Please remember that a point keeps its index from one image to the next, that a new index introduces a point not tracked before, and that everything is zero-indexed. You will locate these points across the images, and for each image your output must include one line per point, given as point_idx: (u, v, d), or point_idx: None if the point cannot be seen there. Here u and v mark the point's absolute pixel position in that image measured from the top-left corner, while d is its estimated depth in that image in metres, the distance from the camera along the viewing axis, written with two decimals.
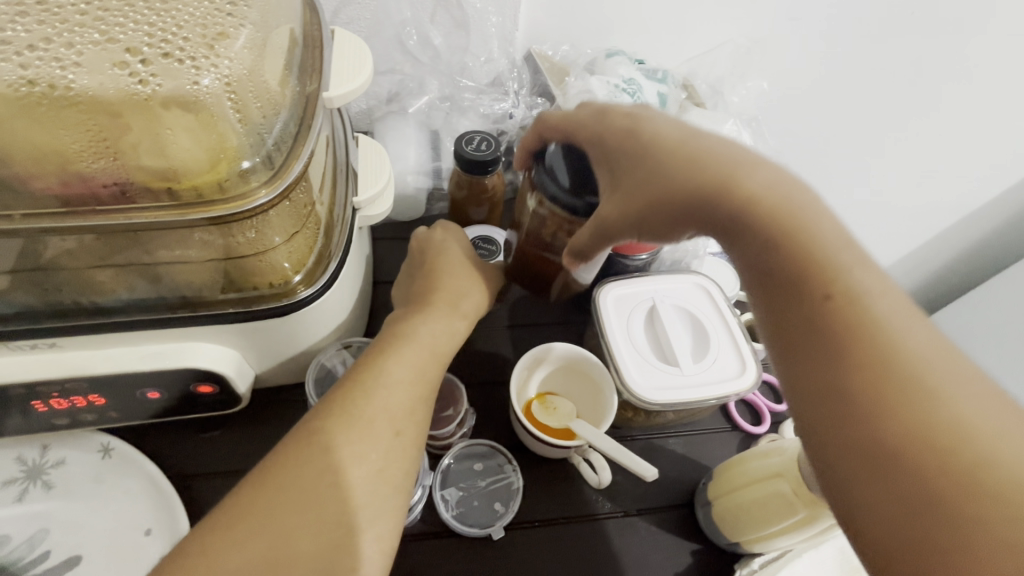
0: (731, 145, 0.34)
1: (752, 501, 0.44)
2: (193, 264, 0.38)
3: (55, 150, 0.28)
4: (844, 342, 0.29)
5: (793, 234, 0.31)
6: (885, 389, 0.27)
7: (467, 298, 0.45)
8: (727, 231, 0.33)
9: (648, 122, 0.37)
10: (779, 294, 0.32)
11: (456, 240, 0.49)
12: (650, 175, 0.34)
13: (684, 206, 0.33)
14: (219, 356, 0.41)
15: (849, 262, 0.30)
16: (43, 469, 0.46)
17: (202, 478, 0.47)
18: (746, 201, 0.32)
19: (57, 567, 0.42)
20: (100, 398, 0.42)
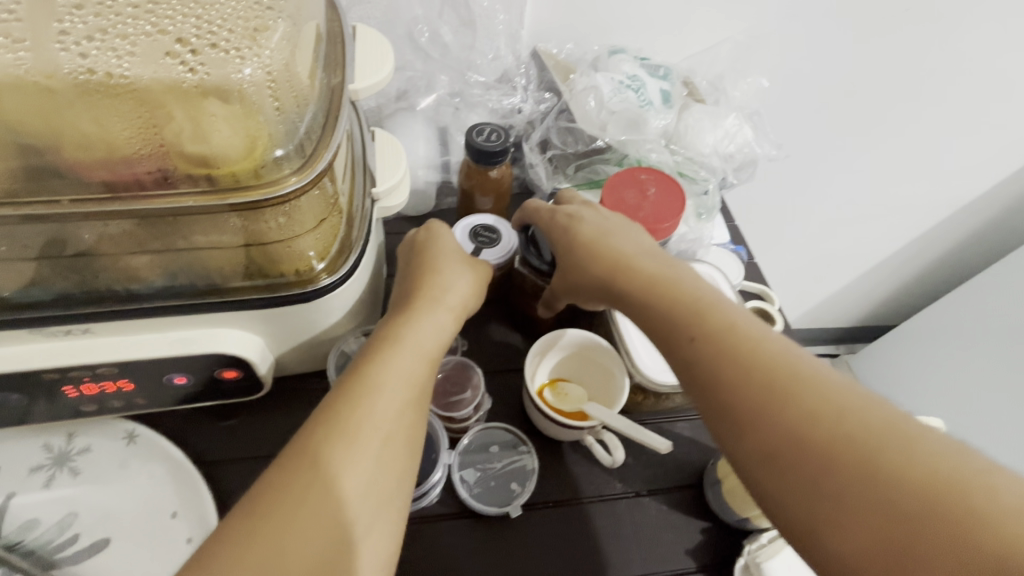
0: (624, 237, 0.45)
1: None
2: (225, 250, 0.39)
3: (105, 138, 0.29)
4: (715, 368, 0.34)
5: (666, 295, 0.39)
6: (756, 400, 0.32)
7: (458, 294, 0.45)
8: (623, 298, 0.41)
9: (576, 221, 0.47)
10: (665, 341, 0.38)
11: (445, 239, 0.49)
12: (573, 261, 0.45)
13: (599, 283, 0.43)
14: (245, 341, 0.43)
15: (707, 305, 0.37)
16: (69, 456, 0.47)
17: (225, 463, 0.48)
18: (630, 277, 0.41)
19: (86, 550, 0.43)
20: (129, 383, 0.43)
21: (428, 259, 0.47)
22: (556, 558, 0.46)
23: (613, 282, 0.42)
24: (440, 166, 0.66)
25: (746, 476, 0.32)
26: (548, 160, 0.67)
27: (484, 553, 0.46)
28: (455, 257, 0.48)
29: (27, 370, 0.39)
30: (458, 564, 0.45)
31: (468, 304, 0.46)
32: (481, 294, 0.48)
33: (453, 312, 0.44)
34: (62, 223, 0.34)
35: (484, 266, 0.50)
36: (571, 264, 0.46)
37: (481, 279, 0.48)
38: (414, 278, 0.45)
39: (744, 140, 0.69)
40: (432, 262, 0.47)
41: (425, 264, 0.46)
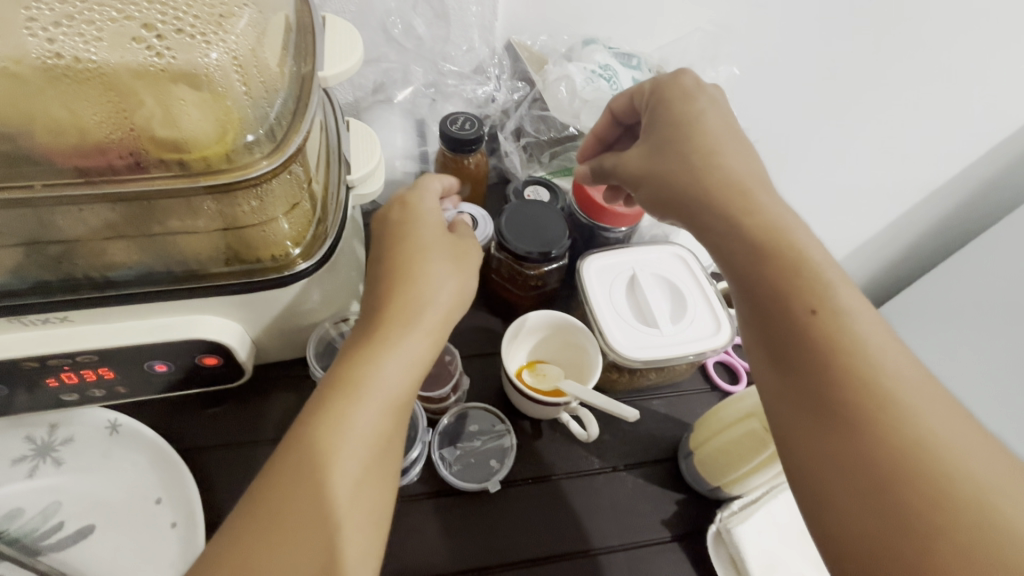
0: (742, 154, 0.40)
1: (729, 443, 0.47)
2: (200, 235, 0.39)
3: (76, 122, 0.30)
4: (825, 356, 0.31)
5: (779, 256, 0.35)
6: (863, 403, 0.29)
7: (450, 298, 0.40)
8: (733, 223, 0.37)
9: (700, 100, 0.42)
10: (770, 308, 0.34)
11: (424, 219, 0.43)
12: (681, 134, 0.41)
13: (694, 174, 0.39)
14: (224, 327, 0.43)
15: (836, 281, 0.33)
16: (51, 447, 0.47)
17: (209, 450, 0.49)
18: (750, 208, 0.37)
19: (71, 537, 0.44)
20: (109, 371, 0.43)
21: (405, 251, 0.41)
22: (536, 532, 0.48)
23: (725, 196, 0.38)
24: (418, 156, 0.67)
25: (815, 474, 0.30)
26: (522, 148, 0.68)
27: (464, 528, 0.47)
28: (444, 250, 0.42)
29: (6, 359, 0.39)
30: (440, 539, 0.46)
31: (463, 302, 0.42)
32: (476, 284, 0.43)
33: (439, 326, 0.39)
34: (38, 209, 0.35)
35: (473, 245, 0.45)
36: (677, 151, 0.40)
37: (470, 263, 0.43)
38: (392, 274, 0.40)
39: None
40: (417, 257, 0.41)
41: (400, 257, 0.40)
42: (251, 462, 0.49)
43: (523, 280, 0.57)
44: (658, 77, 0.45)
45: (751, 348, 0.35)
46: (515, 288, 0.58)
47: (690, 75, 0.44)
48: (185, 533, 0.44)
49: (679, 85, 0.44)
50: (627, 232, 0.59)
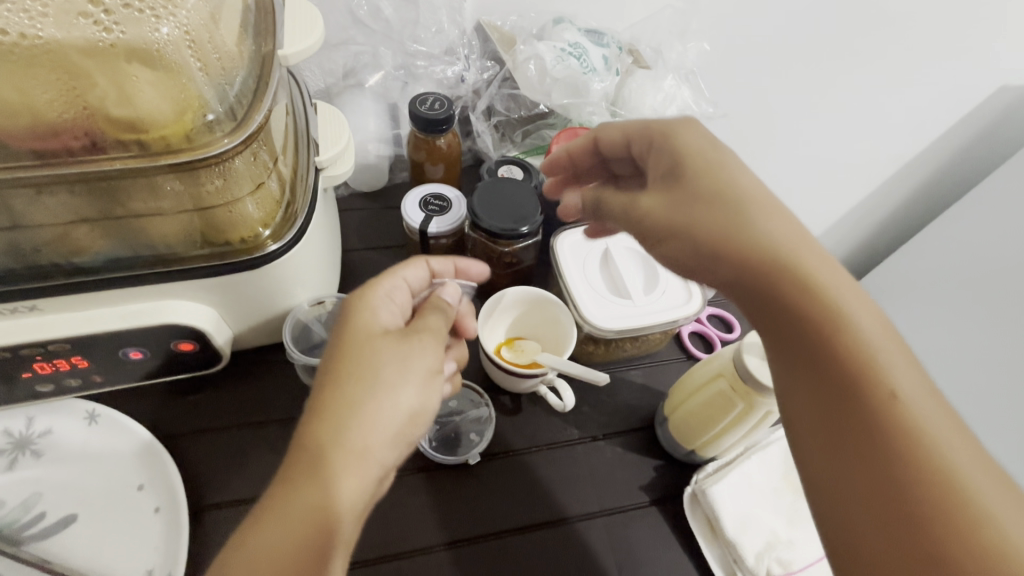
0: (785, 216, 0.32)
1: (700, 405, 0.48)
2: (164, 217, 0.39)
3: (27, 103, 0.30)
4: (887, 443, 0.27)
5: (850, 341, 0.29)
6: (929, 497, 0.26)
7: (394, 416, 0.33)
8: (781, 299, 0.31)
9: (724, 152, 0.35)
10: (824, 386, 0.29)
11: (371, 317, 0.38)
12: (707, 194, 0.33)
13: (732, 243, 0.31)
14: (196, 312, 0.44)
15: (892, 357, 0.29)
16: (30, 440, 0.47)
17: (191, 437, 0.49)
18: (803, 280, 0.30)
19: (53, 526, 0.44)
20: (83, 360, 0.44)
21: (355, 344, 0.35)
22: (517, 502, 0.49)
23: (772, 269, 0.31)
24: (391, 140, 0.68)
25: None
26: (493, 127, 0.68)
27: (446, 502, 0.48)
28: (390, 352, 0.35)
29: None
30: (426, 512, 0.47)
31: (420, 415, 0.35)
32: (433, 396, 0.36)
33: (402, 437, 0.34)
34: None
35: (431, 337, 0.38)
36: (712, 209, 0.32)
37: (420, 369, 0.36)
38: (328, 384, 0.34)
39: (684, 101, 0.71)
40: (359, 364, 0.34)
41: (336, 365, 0.34)
42: (234, 446, 0.49)
43: (498, 259, 0.57)
44: (665, 122, 0.37)
45: (798, 428, 0.31)
46: (492, 266, 0.58)
47: (702, 126, 0.37)
48: (168, 519, 0.45)
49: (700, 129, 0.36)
50: None
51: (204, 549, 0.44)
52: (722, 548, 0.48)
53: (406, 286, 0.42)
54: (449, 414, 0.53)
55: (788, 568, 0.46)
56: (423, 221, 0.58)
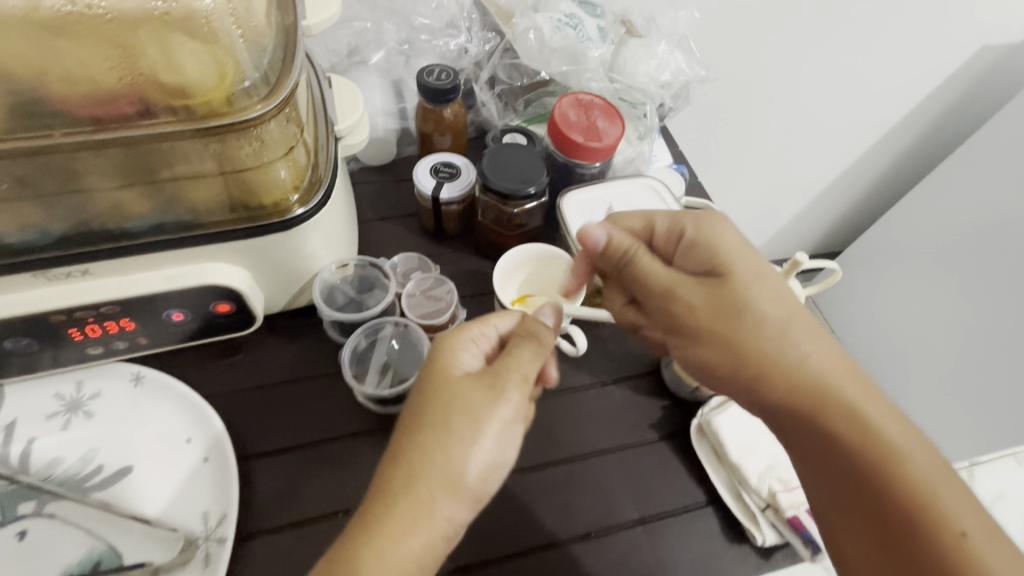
0: (813, 332, 0.41)
1: None
2: (205, 179, 0.42)
3: (89, 75, 0.33)
4: (902, 514, 0.36)
5: (854, 415, 0.38)
6: (937, 558, 0.34)
7: (466, 472, 0.36)
8: (808, 404, 0.40)
9: (761, 270, 0.43)
10: (850, 469, 0.38)
11: (454, 367, 0.40)
12: (739, 311, 0.42)
13: (759, 355, 0.41)
14: (234, 274, 0.47)
15: (904, 444, 0.37)
16: (81, 402, 0.51)
17: (231, 395, 0.53)
18: (824, 385, 0.40)
19: (111, 477, 0.47)
20: (131, 323, 0.47)
21: (433, 404, 0.37)
22: (534, 443, 0.53)
23: (801, 378, 0.40)
24: (398, 114, 0.71)
25: None
26: (497, 96, 0.70)
27: None
28: (469, 401, 0.37)
29: (35, 314, 0.42)
30: None
31: (494, 470, 0.37)
32: (508, 449, 0.37)
33: (473, 489, 0.36)
34: (56, 159, 0.38)
35: (513, 382, 0.39)
36: (738, 314, 0.42)
37: (497, 421, 0.37)
38: (407, 437, 0.37)
39: (677, 66, 0.71)
40: (437, 415, 0.37)
41: (416, 413, 0.38)
42: (272, 401, 0.53)
43: (508, 221, 0.61)
44: (702, 216, 0.45)
45: (834, 500, 0.39)
46: (503, 228, 0.61)
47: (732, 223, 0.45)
48: (217, 468, 0.48)
49: (726, 230, 0.44)
50: (602, 167, 0.61)
51: (254, 493, 0.49)
52: (728, 473, 0.52)
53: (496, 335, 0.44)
54: None
55: (787, 485, 0.50)
56: (435, 188, 0.61)
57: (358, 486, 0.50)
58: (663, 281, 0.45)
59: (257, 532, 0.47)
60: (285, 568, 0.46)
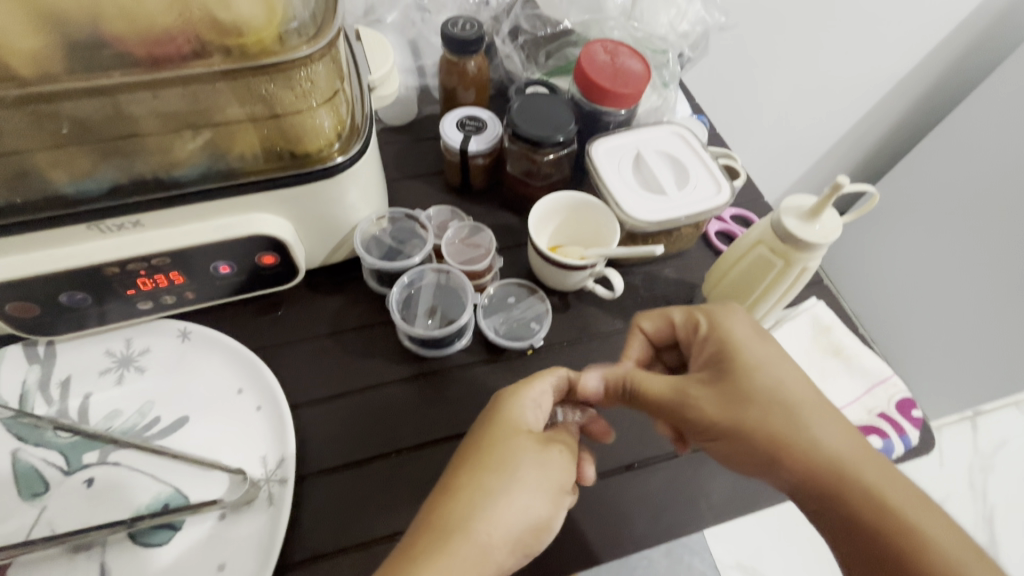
0: (828, 414, 0.40)
1: (739, 274, 0.49)
2: (254, 123, 0.43)
3: (145, 14, 0.35)
4: None
5: (876, 499, 0.37)
6: None
7: (521, 518, 0.39)
8: (825, 486, 0.38)
9: (770, 356, 0.43)
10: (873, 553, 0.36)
11: (521, 419, 0.44)
12: (748, 397, 0.41)
13: (770, 440, 0.40)
14: (278, 225, 0.48)
15: (930, 528, 0.36)
16: (132, 358, 0.52)
17: (276, 347, 0.54)
18: (840, 466, 0.38)
19: (169, 427, 0.49)
20: (179, 276, 0.48)
21: (490, 456, 0.41)
22: None
23: (815, 461, 0.39)
24: (415, 72, 0.72)
25: None
26: (519, 48, 0.68)
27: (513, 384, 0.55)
28: (531, 456, 0.41)
29: (91, 265, 0.43)
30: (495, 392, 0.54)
31: (541, 529, 0.40)
32: (557, 511, 0.41)
33: (526, 536, 0.39)
34: (110, 98, 0.38)
35: (563, 451, 0.44)
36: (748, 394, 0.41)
37: (551, 482, 0.41)
38: (465, 476, 0.40)
39: (696, 15, 0.70)
40: (502, 461, 0.41)
41: (482, 455, 0.41)
42: (317, 352, 0.55)
43: (535, 171, 0.62)
44: (711, 311, 0.46)
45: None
46: (530, 178, 0.62)
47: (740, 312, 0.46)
48: (270, 415, 0.50)
49: (735, 326, 0.44)
50: (627, 114, 0.62)
51: (307, 437, 0.50)
52: None
53: (551, 388, 0.47)
54: (509, 308, 0.59)
55: None
56: (463, 140, 0.62)
57: (407, 428, 0.51)
58: (669, 385, 0.44)
59: (313, 473, 0.49)
60: (343, 505, 0.47)
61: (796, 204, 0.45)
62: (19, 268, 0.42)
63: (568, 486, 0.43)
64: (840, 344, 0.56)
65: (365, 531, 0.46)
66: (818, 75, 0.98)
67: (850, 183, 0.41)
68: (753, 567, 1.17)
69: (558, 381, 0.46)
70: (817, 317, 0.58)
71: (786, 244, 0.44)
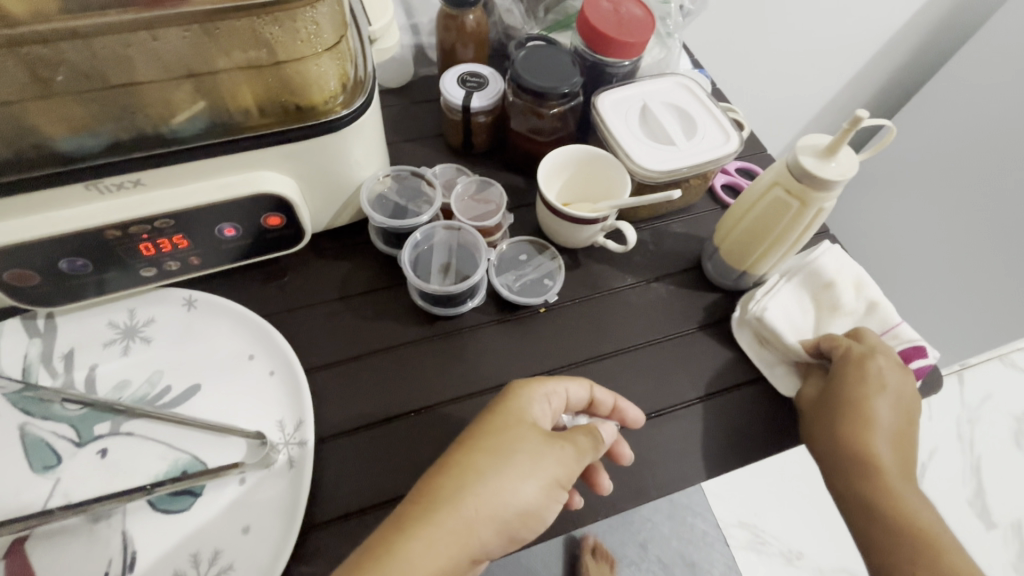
0: (891, 427, 0.48)
1: (756, 217, 0.49)
2: (258, 71, 0.42)
3: None
4: (898, 533, 0.45)
5: (888, 486, 0.46)
6: (905, 544, 0.44)
7: (515, 501, 0.39)
8: (859, 476, 0.47)
9: (867, 367, 0.49)
10: (876, 519, 0.46)
11: (528, 411, 0.43)
12: (835, 395, 0.49)
13: (837, 433, 0.48)
14: (283, 183, 0.46)
15: (906, 491, 0.46)
16: (136, 328, 0.50)
17: (285, 314, 0.53)
18: (872, 464, 0.47)
19: (181, 396, 0.48)
20: (183, 240, 0.46)
21: (495, 440, 0.41)
22: (584, 339, 0.55)
23: (856, 453, 0.47)
24: (411, 31, 0.70)
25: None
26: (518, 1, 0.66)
27: (527, 340, 0.54)
28: (530, 446, 0.41)
29: (90, 227, 0.41)
30: (510, 349, 0.54)
31: (531, 516, 0.40)
32: (549, 503, 0.41)
33: (519, 520, 0.39)
34: (111, 40, 0.37)
35: (570, 447, 0.42)
36: (839, 369, 0.50)
37: (548, 473, 0.41)
38: (466, 452, 0.40)
39: None
40: (501, 444, 0.41)
41: (480, 436, 0.41)
42: (327, 319, 0.53)
43: (538, 126, 0.60)
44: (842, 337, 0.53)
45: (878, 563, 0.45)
46: (535, 133, 0.61)
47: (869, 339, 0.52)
48: (284, 380, 0.49)
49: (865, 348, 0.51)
50: (632, 65, 0.60)
51: (324, 400, 0.50)
52: (772, 353, 0.54)
53: (566, 396, 0.46)
54: (521, 266, 0.58)
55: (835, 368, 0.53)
56: (465, 97, 0.60)
57: (424, 388, 0.51)
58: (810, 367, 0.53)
59: (332, 435, 0.48)
60: (366, 464, 0.47)
61: (812, 143, 0.44)
62: (16, 232, 0.40)
63: (566, 482, 0.42)
64: (838, 300, 0.56)
65: (391, 488, 0.46)
66: (811, 32, 0.98)
67: (868, 116, 0.40)
68: (754, 524, 1.22)
69: (576, 390, 0.46)
70: (812, 274, 0.56)
71: (800, 183, 0.44)
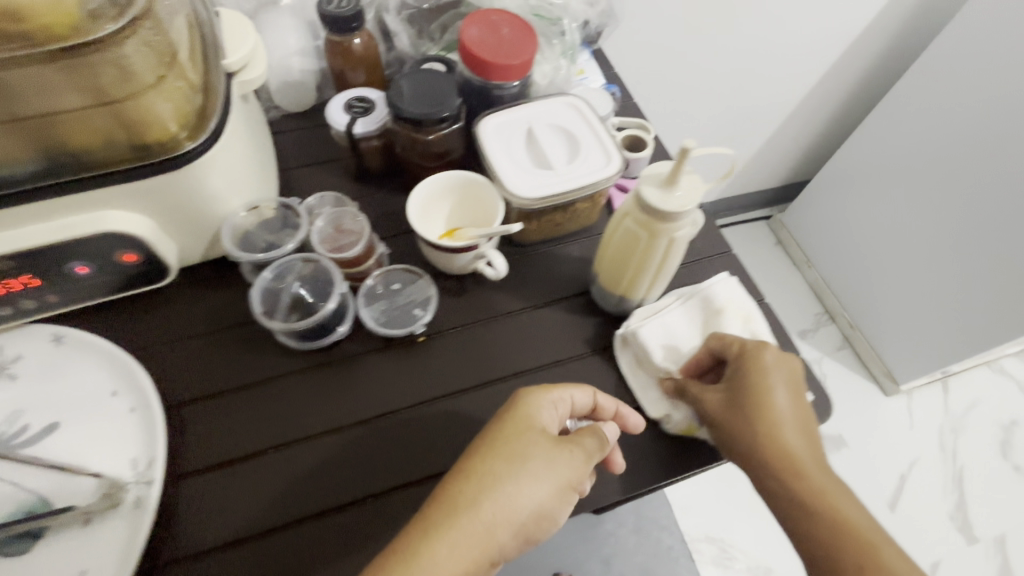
0: (801, 422, 0.46)
1: (615, 247, 0.48)
2: (84, 112, 0.42)
3: None
4: (830, 531, 0.42)
5: (812, 482, 0.44)
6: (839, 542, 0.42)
7: (529, 506, 0.40)
8: (782, 477, 0.44)
9: (768, 366, 0.47)
10: (808, 520, 0.43)
11: (537, 417, 0.43)
12: (739, 398, 0.47)
13: (751, 437, 0.45)
14: (130, 221, 0.46)
15: (828, 485, 0.44)
16: (3, 365, 0.50)
17: (160, 347, 0.53)
18: (791, 463, 0.44)
19: (39, 433, 0.48)
20: (34, 279, 0.46)
21: (510, 447, 0.41)
22: (461, 368, 0.54)
23: (774, 454, 0.45)
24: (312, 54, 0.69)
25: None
26: (407, 23, 0.65)
27: (400, 369, 0.53)
28: (541, 452, 0.41)
29: None
30: (385, 378, 0.53)
31: (545, 517, 0.41)
32: (562, 505, 0.41)
33: (535, 522, 0.40)
34: None
35: (581, 449, 0.43)
36: (741, 373, 0.48)
37: (559, 477, 0.41)
38: (478, 459, 0.41)
39: None
40: (514, 449, 0.41)
41: (496, 443, 0.42)
42: (201, 351, 0.53)
43: (424, 150, 0.59)
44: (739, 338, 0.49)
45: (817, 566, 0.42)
46: (423, 157, 0.60)
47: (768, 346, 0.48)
48: (143, 417, 0.48)
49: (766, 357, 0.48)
50: (520, 86, 0.59)
51: (184, 436, 0.49)
52: (646, 374, 0.53)
53: (570, 402, 0.45)
54: (394, 295, 0.57)
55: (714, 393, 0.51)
56: (349, 123, 0.59)
57: (292, 422, 0.50)
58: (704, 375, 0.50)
59: (189, 473, 0.48)
60: (222, 502, 0.47)
61: (655, 172, 0.43)
62: None
63: (576, 483, 0.43)
64: (724, 327, 0.53)
65: (245, 525, 0.46)
66: (753, 38, 0.95)
67: (696, 146, 0.38)
68: (722, 538, 1.19)
69: (581, 398, 0.45)
70: (702, 296, 0.54)
71: (645, 214, 0.43)
